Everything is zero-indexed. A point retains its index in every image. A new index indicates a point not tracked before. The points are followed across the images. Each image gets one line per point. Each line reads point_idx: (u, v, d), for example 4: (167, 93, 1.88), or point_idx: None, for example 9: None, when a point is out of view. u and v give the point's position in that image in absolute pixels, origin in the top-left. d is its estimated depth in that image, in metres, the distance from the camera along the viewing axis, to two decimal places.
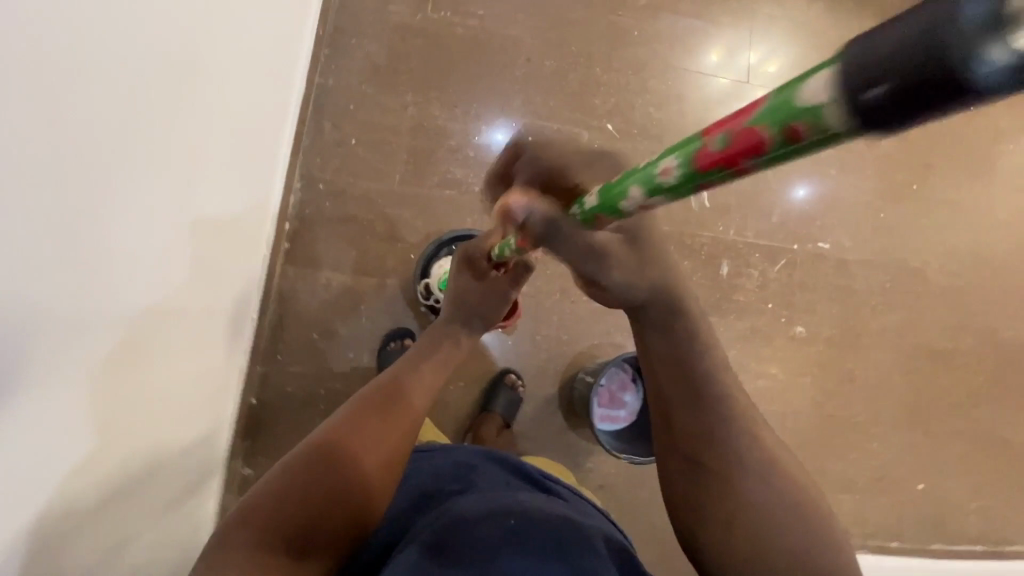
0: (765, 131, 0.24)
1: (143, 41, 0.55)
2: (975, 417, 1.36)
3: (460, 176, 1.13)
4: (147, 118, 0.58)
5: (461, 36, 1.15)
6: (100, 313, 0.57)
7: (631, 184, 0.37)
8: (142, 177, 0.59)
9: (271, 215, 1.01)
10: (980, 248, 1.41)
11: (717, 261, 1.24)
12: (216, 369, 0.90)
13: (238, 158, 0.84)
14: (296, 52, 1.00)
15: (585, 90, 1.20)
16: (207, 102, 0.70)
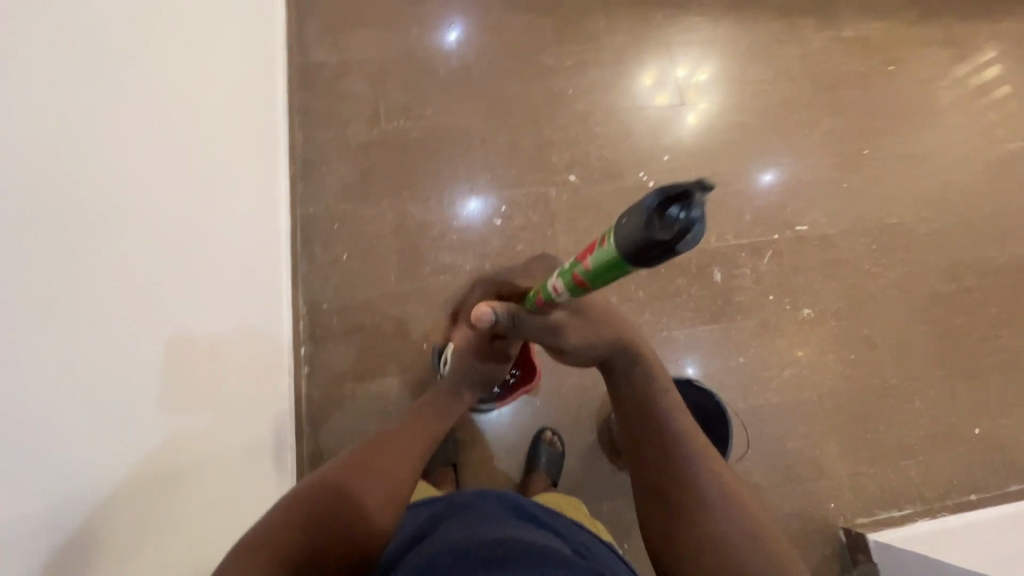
0: (597, 249, 0.42)
1: (134, 184, 0.63)
2: (1003, 348, 1.37)
3: (449, 260, 1.19)
4: (148, 249, 0.65)
5: (417, 137, 1.25)
6: (126, 332, 0.60)
7: (546, 287, 0.54)
8: (149, 300, 0.65)
9: (286, 346, 1.06)
10: (946, 189, 1.47)
11: (709, 270, 1.29)
12: (250, 437, 0.90)
13: (240, 281, 0.91)
14: (277, 179, 1.11)
15: (540, 152, 1.30)
16: (199, 231, 0.79)
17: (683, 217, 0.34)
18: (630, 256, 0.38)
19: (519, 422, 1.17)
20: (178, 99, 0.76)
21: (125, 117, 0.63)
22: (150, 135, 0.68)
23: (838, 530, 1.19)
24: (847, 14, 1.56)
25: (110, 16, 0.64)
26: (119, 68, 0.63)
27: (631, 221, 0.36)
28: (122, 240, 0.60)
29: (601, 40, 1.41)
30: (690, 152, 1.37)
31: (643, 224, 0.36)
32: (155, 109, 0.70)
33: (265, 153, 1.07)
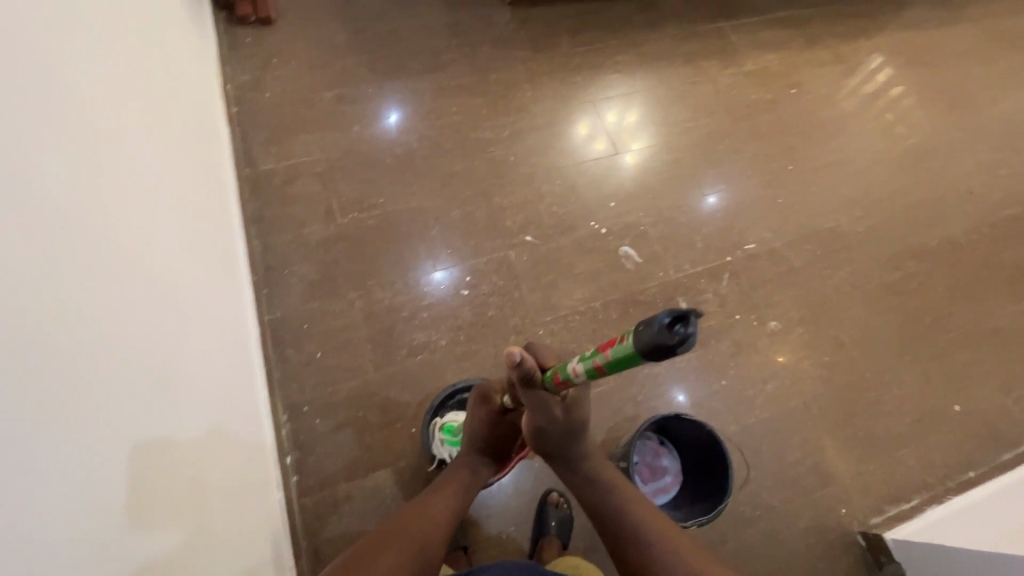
0: (616, 346, 0.50)
1: (103, 287, 0.64)
2: (958, 324, 1.45)
3: (424, 337, 1.20)
4: (124, 369, 0.64)
5: (373, 225, 1.29)
6: (111, 408, 0.60)
7: (567, 368, 0.62)
8: (127, 410, 0.63)
9: (269, 449, 1.04)
10: (869, 188, 1.60)
11: (674, 301, 1.34)
12: (238, 531, 0.86)
13: (214, 393, 0.90)
14: (236, 275, 1.12)
15: (494, 217, 1.35)
16: (167, 347, 0.78)
17: (686, 332, 0.42)
18: (643, 354, 0.46)
19: (521, 488, 1.15)
20: (139, 222, 0.78)
21: (93, 244, 0.64)
22: (116, 258, 0.69)
23: (855, 535, 1.19)
24: (745, 51, 1.74)
25: (84, 150, 0.67)
26: (91, 157, 0.68)
27: (647, 329, 0.45)
28: (99, 362, 0.60)
29: (532, 108, 1.51)
30: (634, 194, 1.45)
31: (654, 332, 0.44)
32: (119, 233, 0.72)
33: (225, 264, 1.09)
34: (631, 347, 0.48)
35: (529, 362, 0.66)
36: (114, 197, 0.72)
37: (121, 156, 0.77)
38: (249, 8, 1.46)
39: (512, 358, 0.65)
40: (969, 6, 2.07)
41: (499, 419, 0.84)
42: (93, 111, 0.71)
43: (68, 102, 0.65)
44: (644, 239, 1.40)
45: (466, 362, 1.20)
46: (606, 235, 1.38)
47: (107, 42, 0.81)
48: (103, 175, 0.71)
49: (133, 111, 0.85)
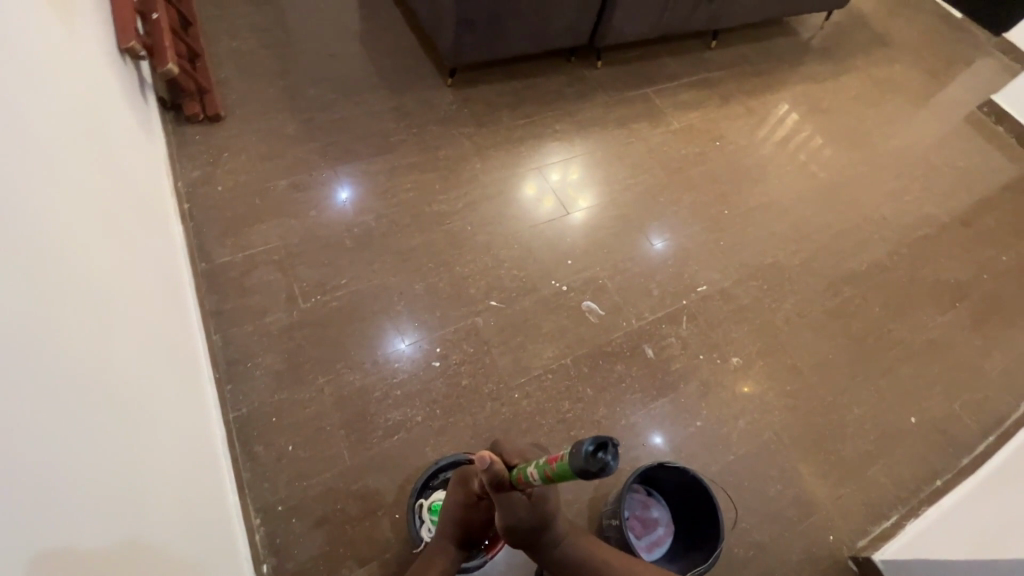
0: (559, 459, 0.54)
1: (61, 370, 0.64)
2: (898, 339, 1.56)
3: (399, 416, 1.18)
4: (77, 474, 0.60)
5: (337, 306, 1.29)
6: (68, 493, 0.58)
7: (523, 469, 0.64)
8: (85, 494, 0.61)
9: (242, 551, 0.96)
10: (797, 223, 1.75)
11: (640, 349, 1.38)
12: None
13: (179, 500, 0.84)
14: (197, 364, 1.10)
15: (458, 286, 1.38)
16: (127, 456, 0.73)
17: (606, 460, 0.47)
18: (574, 471, 0.50)
19: (516, 563, 1.10)
20: (93, 326, 0.75)
21: (45, 353, 0.61)
22: (69, 366, 0.66)
23: (847, 560, 1.20)
24: (669, 111, 1.91)
25: (38, 239, 0.68)
26: (46, 245, 0.69)
27: (575, 453, 0.49)
28: (49, 468, 0.56)
29: (482, 178, 1.58)
30: (588, 248, 1.52)
31: (581, 458, 0.48)
32: (72, 339, 0.69)
33: (183, 359, 1.04)
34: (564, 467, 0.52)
35: (497, 464, 0.66)
36: (66, 301, 0.70)
37: (71, 260, 0.76)
38: (197, 106, 1.49)
39: (482, 461, 0.65)
40: (852, 59, 2.38)
41: (476, 504, 0.81)
42: (45, 201, 0.73)
43: (21, 193, 0.67)
44: (603, 292, 1.45)
45: (444, 437, 1.17)
46: (567, 292, 1.43)
47: (54, 149, 0.81)
48: (52, 280, 0.69)
49: (83, 214, 0.84)
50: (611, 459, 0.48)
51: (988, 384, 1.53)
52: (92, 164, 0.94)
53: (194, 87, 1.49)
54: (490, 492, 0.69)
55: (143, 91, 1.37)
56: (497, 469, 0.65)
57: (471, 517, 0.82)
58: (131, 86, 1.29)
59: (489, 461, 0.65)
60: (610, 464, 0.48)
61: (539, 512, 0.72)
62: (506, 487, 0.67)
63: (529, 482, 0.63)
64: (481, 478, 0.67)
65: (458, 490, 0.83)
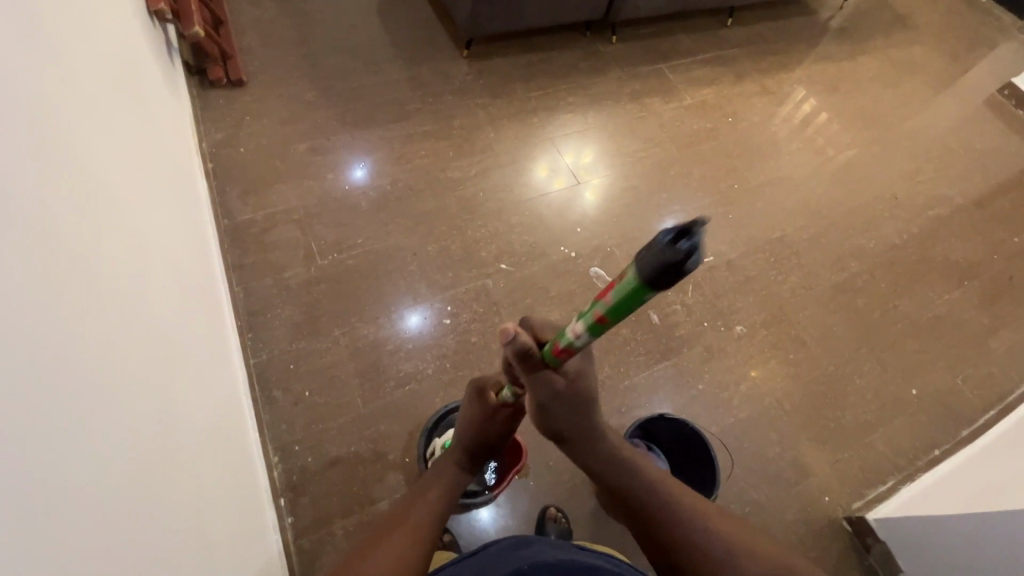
0: (617, 284, 0.41)
1: (105, 281, 0.72)
2: (902, 315, 1.57)
3: (410, 368, 1.23)
4: (119, 368, 0.69)
5: (352, 264, 1.34)
6: (114, 380, 0.66)
7: (568, 329, 0.50)
8: (126, 386, 0.69)
9: (260, 475, 1.04)
10: (806, 199, 1.75)
11: (646, 315, 1.41)
12: (238, 536, 0.88)
13: (205, 416, 0.92)
14: (220, 305, 1.17)
15: (469, 249, 1.42)
16: (161, 366, 0.82)
17: (694, 247, 0.35)
18: (652, 282, 0.37)
19: (518, 509, 1.14)
20: (104, 306, 0.70)
21: (60, 358, 0.56)
22: (84, 360, 0.61)
23: (841, 520, 1.24)
24: (682, 87, 1.92)
25: (85, 169, 0.77)
26: (91, 177, 0.78)
27: (647, 255, 0.37)
28: (97, 356, 0.64)
29: (494, 148, 1.61)
30: (597, 217, 1.55)
31: (656, 256, 0.36)
32: (87, 330, 0.64)
33: (209, 299, 1.12)
34: (634, 282, 0.39)
35: (525, 336, 0.54)
36: (77, 291, 0.64)
37: (81, 242, 0.69)
38: (221, 71, 1.53)
39: (506, 334, 0.54)
40: (871, 40, 2.35)
41: (492, 419, 0.75)
42: (89, 136, 0.82)
43: (70, 128, 0.76)
44: (611, 261, 1.48)
45: (453, 389, 1.22)
46: (576, 258, 1.46)
47: (75, 126, 0.78)
48: (92, 221, 0.74)
49: (100, 193, 0.79)
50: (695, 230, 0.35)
51: (989, 360, 1.54)
52: (122, 131, 0.96)
53: (218, 53, 1.53)
54: (518, 370, 0.58)
55: (170, 54, 1.42)
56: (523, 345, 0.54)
57: (485, 431, 0.75)
58: (159, 49, 1.33)
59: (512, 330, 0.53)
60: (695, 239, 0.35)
61: (572, 421, 0.63)
62: (539, 368, 0.56)
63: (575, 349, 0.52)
64: (507, 354, 0.56)
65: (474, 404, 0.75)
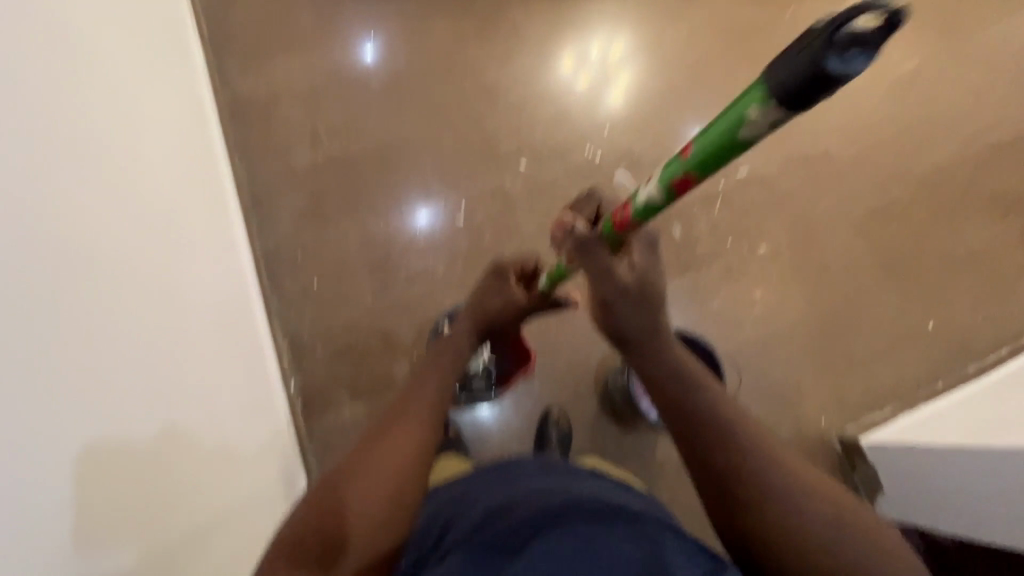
0: (746, 101, 0.41)
1: (76, 149, 0.66)
2: (936, 247, 1.49)
3: (420, 265, 1.20)
4: (101, 246, 0.65)
5: (362, 152, 1.25)
6: (92, 259, 0.63)
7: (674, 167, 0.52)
8: (110, 265, 0.66)
9: (271, 357, 1.05)
10: (862, 109, 1.57)
11: (668, 228, 1.35)
12: (245, 413, 0.90)
13: (212, 296, 0.91)
14: (225, 182, 1.10)
15: (487, 144, 1.32)
16: (158, 244, 0.79)
17: (856, 41, 0.33)
18: (790, 88, 0.37)
19: (521, 408, 1.17)
20: (90, 189, 0.66)
21: (26, 247, 0.53)
22: (62, 248, 0.58)
23: (831, 441, 1.28)
24: None
25: (42, 14, 0.67)
26: (53, 25, 0.68)
27: (796, 55, 0.36)
28: (69, 232, 0.60)
29: (521, 27, 1.43)
30: (628, 117, 1.42)
31: (809, 52, 0.35)
32: (53, 203, 0.59)
33: (212, 174, 1.06)
34: (760, 89, 0.40)
35: (586, 225, 0.62)
36: (53, 172, 0.60)
37: (57, 116, 0.64)
38: None
39: (572, 220, 0.62)
40: None
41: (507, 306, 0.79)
42: None
43: None
44: (638, 167, 1.38)
45: (463, 289, 1.20)
46: (601, 162, 1.37)
47: None
48: (56, 79, 0.66)
49: (66, 46, 0.70)
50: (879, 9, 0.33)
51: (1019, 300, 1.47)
52: None
53: None
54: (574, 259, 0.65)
55: None
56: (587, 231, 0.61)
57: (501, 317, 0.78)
58: None
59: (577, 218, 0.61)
60: (869, 32, 0.33)
61: (642, 317, 0.62)
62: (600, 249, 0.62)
63: (652, 210, 0.57)
64: (570, 241, 0.64)
65: (496, 283, 0.78)
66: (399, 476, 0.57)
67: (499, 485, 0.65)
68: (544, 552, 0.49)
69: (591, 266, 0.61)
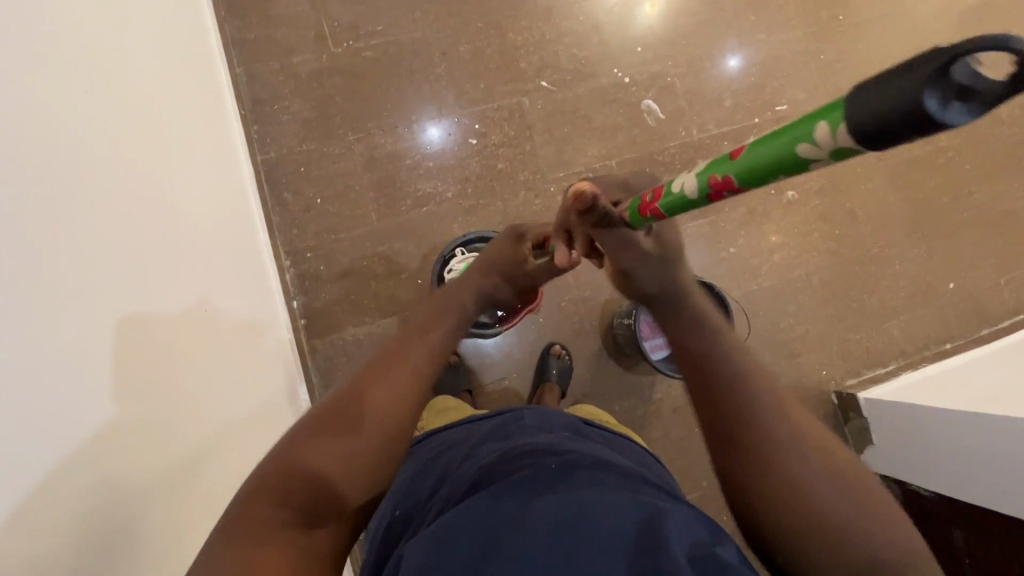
0: (814, 119, 0.35)
1: (52, 16, 0.59)
2: (976, 203, 1.40)
3: (429, 188, 1.14)
4: (86, 129, 0.60)
5: (370, 58, 1.15)
6: (79, 140, 0.58)
7: (713, 169, 0.46)
8: (98, 152, 0.61)
9: (270, 273, 1.02)
10: (931, 37, 1.38)
11: (694, 164, 1.26)
12: (244, 326, 0.89)
13: (207, 199, 0.86)
14: (218, 82, 1.02)
15: (506, 57, 1.20)
16: (146, 134, 0.73)
17: (964, 81, 0.27)
18: (873, 125, 0.31)
19: (524, 342, 1.16)
20: (76, 75, 0.61)
21: (26, 163, 0.50)
22: (62, 164, 0.55)
23: (830, 394, 1.28)
24: None
25: None
26: None
27: (889, 86, 0.29)
28: (51, 108, 0.55)
29: None
30: (664, 34, 1.28)
31: (909, 84, 0.28)
32: (31, 72, 0.53)
33: (204, 71, 0.98)
34: (831, 111, 0.34)
35: (602, 202, 0.63)
36: (30, 37, 0.54)
37: None
38: None
39: (586, 198, 0.63)
40: None
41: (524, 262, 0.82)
42: None
43: None
44: (668, 94, 1.27)
45: (472, 217, 1.15)
46: (629, 85, 1.25)
47: None
48: None
49: None
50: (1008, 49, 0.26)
51: None
52: None
53: None
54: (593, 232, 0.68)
55: None
56: (601, 208, 0.63)
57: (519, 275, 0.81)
58: None
59: (591, 197, 0.63)
60: (982, 84, 0.27)
61: (660, 274, 0.66)
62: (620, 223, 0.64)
63: (674, 207, 0.53)
64: (585, 217, 0.66)
65: (513, 244, 0.82)
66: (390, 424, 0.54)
67: (498, 436, 0.63)
68: (556, 502, 0.47)
69: (604, 223, 0.65)
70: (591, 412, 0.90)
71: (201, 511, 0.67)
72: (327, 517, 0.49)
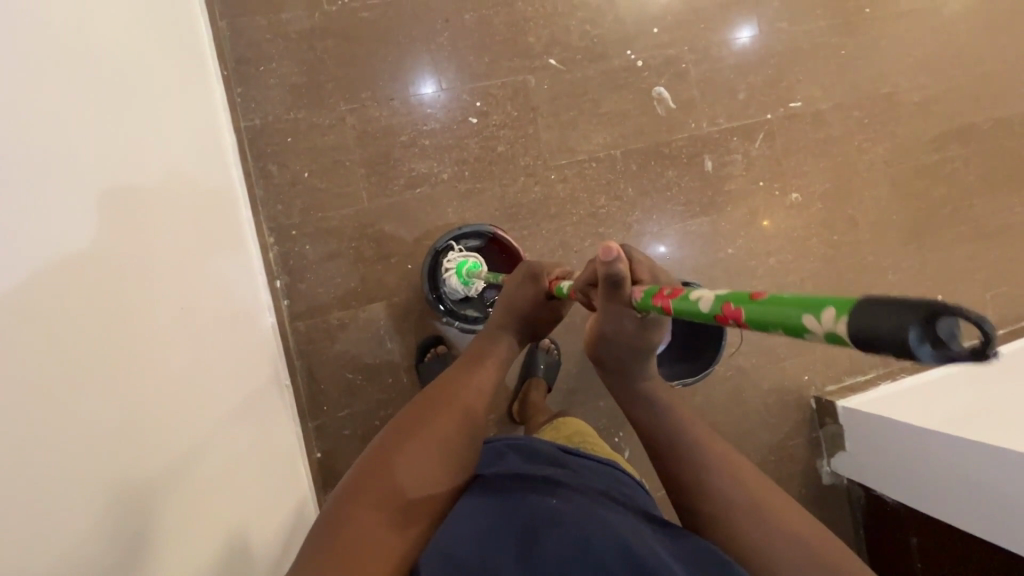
0: (821, 303, 0.32)
1: None
2: (979, 215, 1.37)
3: (425, 168, 1.08)
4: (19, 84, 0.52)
5: (367, 20, 1.05)
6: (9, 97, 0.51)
7: (721, 296, 0.41)
8: (34, 113, 0.54)
9: (253, 248, 0.96)
10: (953, 39, 1.34)
11: (700, 160, 1.22)
12: (220, 305, 0.83)
13: (175, 163, 0.78)
14: (196, 34, 0.92)
15: (514, 29, 1.12)
16: (98, 87, 0.64)
17: (949, 341, 0.24)
18: (863, 338, 0.28)
19: None
20: (10, 19, 0.52)
21: None
22: None
23: (810, 399, 1.30)
24: None
25: None
26: None
27: (883, 309, 0.27)
28: None
29: None
30: (683, 15, 1.20)
31: (896, 317, 0.26)
32: None
33: (179, 20, 0.88)
34: (846, 299, 0.30)
35: (620, 264, 0.55)
36: None
37: None
38: None
39: (606, 253, 0.55)
40: None
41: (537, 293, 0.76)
42: None
43: None
44: (681, 83, 1.21)
45: (468, 202, 1.10)
46: (641, 69, 1.18)
47: None
48: None
49: None
50: (987, 325, 0.25)
51: None
52: None
53: None
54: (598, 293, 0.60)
55: None
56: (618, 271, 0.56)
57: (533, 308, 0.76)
58: None
59: (614, 254, 0.55)
60: (963, 347, 0.24)
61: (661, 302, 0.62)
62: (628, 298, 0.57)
63: (684, 309, 0.46)
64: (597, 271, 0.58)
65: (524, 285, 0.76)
66: (454, 446, 0.55)
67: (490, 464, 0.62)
68: (557, 550, 0.48)
69: (608, 298, 0.59)
70: (576, 425, 0.91)
71: (170, 506, 0.62)
72: (412, 514, 0.49)
